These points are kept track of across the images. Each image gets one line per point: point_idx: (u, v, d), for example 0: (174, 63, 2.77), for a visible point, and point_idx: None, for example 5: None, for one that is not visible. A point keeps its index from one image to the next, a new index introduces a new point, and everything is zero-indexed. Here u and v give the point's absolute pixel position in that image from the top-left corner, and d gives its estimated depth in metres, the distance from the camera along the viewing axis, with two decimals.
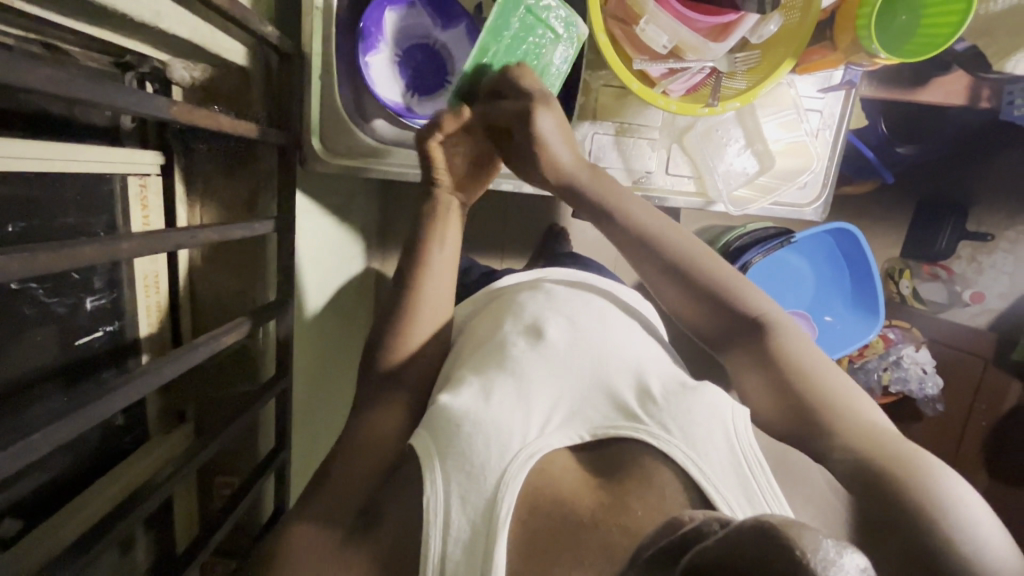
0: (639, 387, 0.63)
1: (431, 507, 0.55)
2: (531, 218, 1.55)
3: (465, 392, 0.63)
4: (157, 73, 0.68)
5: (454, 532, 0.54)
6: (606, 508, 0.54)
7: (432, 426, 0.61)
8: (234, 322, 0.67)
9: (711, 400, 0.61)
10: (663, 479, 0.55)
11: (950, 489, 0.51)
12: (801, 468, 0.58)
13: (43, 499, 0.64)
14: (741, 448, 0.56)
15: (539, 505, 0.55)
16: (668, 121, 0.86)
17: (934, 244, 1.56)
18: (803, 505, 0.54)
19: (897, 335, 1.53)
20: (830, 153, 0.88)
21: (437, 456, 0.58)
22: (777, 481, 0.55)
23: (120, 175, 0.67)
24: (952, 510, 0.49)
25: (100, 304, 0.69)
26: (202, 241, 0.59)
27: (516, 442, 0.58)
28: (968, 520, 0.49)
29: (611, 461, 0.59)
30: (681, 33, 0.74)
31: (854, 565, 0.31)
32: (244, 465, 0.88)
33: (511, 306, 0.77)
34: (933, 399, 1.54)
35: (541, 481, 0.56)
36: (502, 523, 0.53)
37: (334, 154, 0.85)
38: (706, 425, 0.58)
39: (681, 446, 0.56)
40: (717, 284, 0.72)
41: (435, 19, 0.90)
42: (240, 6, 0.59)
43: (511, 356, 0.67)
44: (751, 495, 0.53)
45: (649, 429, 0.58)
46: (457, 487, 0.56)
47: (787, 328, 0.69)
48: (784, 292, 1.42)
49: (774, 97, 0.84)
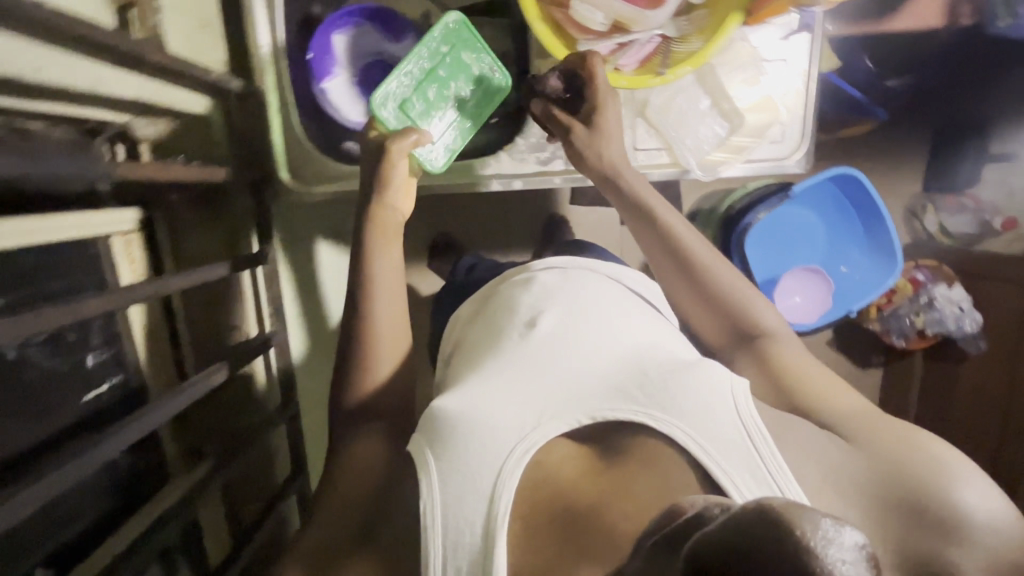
0: (636, 372, 0.63)
1: (429, 512, 0.57)
2: (529, 211, 1.55)
3: (458, 396, 0.65)
4: (122, 133, 0.73)
5: (453, 533, 0.55)
6: (608, 495, 0.55)
7: (428, 430, 0.63)
8: (216, 366, 0.69)
9: (711, 376, 0.61)
10: (664, 461, 0.55)
11: (946, 457, 0.57)
12: (804, 436, 0.59)
13: (81, 543, 0.70)
14: (745, 425, 0.57)
15: (537, 497, 0.56)
16: (628, 96, 0.83)
17: (955, 175, 1.53)
18: (809, 475, 0.55)
19: (927, 275, 1.50)
20: (805, 101, 0.85)
21: (434, 460, 0.59)
22: (781, 452, 0.55)
23: (101, 238, 0.72)
24: (944, 473, 0.55)
25: (103, 359, 0.73)
26: (186, 284, 0.62)
27: (512, 438, 0.59)
28: (960, 482, 0.55)
29: (610, 447, 0.59)
30: (616, 8, 0.73)
31: (853, 541, 0.30)
32: (264, 492, 0.91)
33: (507, 304, 0.78)
34: (974, 336, 1.46)
35: (540, 473, 0.57)
36: (501, 518, 0.54)
37: (303, 182, 0.85)
38: (707, 404, 0.58)
39: (681, 426, 0.57)
40: (697, 266, 0.74)
41: (384, 34, 0.90)
42: (171, 56, 0.61)
43: (506, 355, 0.69)
44: (757, 472, 0.54)
45: (649, 411, 0.58)
46: (453, 489, 0.57)
47: (789, 340, 0.71)
48: (796, 247, 1.37)
49: (732, 55, 0.82)
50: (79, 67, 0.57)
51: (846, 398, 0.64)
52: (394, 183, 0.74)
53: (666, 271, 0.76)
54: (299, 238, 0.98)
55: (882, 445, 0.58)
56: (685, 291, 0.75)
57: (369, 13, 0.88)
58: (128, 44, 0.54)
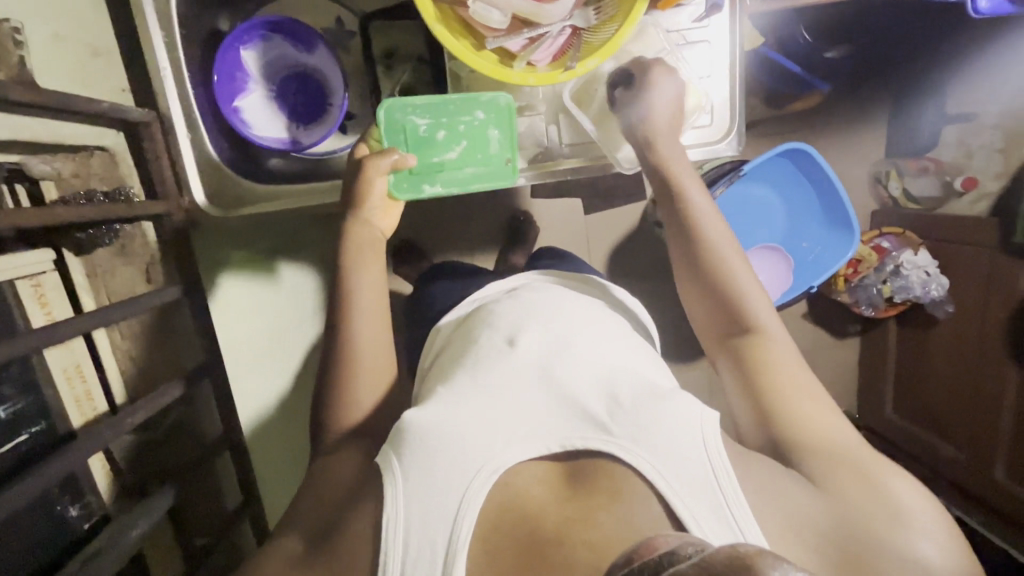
0: (608, 396, 0.64)
1: (391, 527, 0.57)
2: (489, 209, 1.53)
3: (430, 409, 0.64)
4: (17, 172, 0.70)
5: (413, 551, 0.56)
6: (570, 523, 0.56)
7: (396, 441, 0.62)
8: (167, 388, 0.76)
9: (683, 408, 0.62)
10: (630, 493, 0.57)
11: (900, 499, 0.59)
12: (764, 465, 0.61)
13: None
14: (710, 460, 0.58)
15: (500, 521, 0.57)
16: (548, 94, 0.84)
17: (915, 134, 1.51)
18: (764, 505, 0.57)
19: (892, 244, 1.51)
20: (731, 79, 0.83)
21: (401, 474, 0.59)
22: (745, 490, 0.57)
23: (6, 284, 0.69)
24: (895, 515, 0.58)
25: (16, 410, 0.71)
26: (79, 331, 0.62)
27: (481, 459, 0.59)
28: (910, 527, 0.58)
29: (578, 475, 0.60)
30: (514, 3, 0.71)
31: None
32: (213, 521, 0.90)
33: (486, 318, 0.78)
34: (941, 301, 1.47)
35: (508, 499, 0.58)
36: (462, 544, 0.55)
37: (225, 208, 0.84)
38: (678, 437, 0.59)
39: (650, 457, 0.58)
40: (709, 276, 0.74)
41: (296, 45, 0.87)
42: (43, 95, 0.58)
43: (482, 373, 0.68)
44: (714, 503, 0.56)
45: (620, 443, 0.59)
46: (418, 506, 0.57)
47: (780, 339, 0.71)
48: (755, 225, 1.36)
49: (646, 41, 0.79)
50: None
51: (819, 425, 0.65)
52: (371, 200, 0.75)
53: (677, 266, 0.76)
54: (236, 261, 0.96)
55: (851, 485, 0.59)
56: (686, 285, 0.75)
57: (276, 25, 0.85)
58: None
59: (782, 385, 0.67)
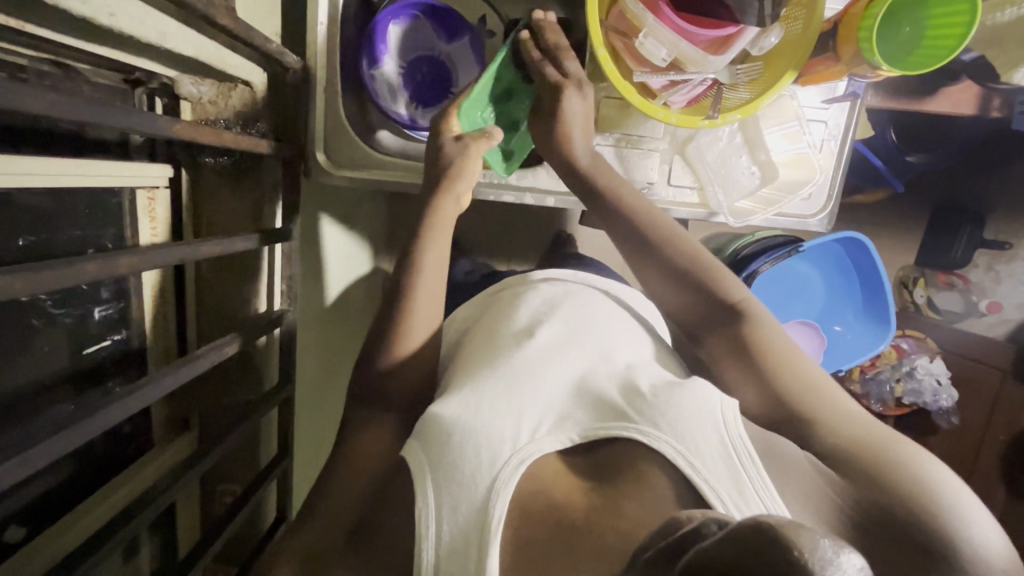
0: (630, 387, 0.62)
1: (424, 518, 0.56)
2: (538, 223, 1.47)
3: (454, 401, 0.64)
4: (166, 87, 0.70)
5: (447, 540, 0.54)
6: (599, 510, 0.54)
7: (424, 436, 0.62)
8: (226, 337, 0.66)
9: (701, 394, 0.60)
10: (655, 480, 0.54)
11: (932, 479, 0.54)
12: (792, 461, 0.57)
13: (50, 505, 0.66)
14: (733, 443, 0.55)
15: (531, 508, 0.55)
16: (669, 132, 0.85)
17: (949, 251, 1.48)
18: (797, 501, 0.53)
19: (910, 345, 1.47)
20: (836, 162, 0.88)
21: (428, 467, 0.59)
22: (768, 472, 0.54)
23: (127, 189, 0.69)
24: (932, 500, 0.52)
25: (107, 315, 0.71)
26: (205, 255, 0.59)
27: (507, 448, 0.58)
28: (955, 511, 0.52)
29: (605, 465, 0.58)
30: (680, 47, 0.74)
31: (852, 565, 0.29)
32: (248, 470, 0.90)
33: (507, 310, 0.77)
34: (947, 411, 1.48)
35: (534, 487, 0.56)
36: (494, 528, 0.53)
37: (339, 166, 0.86)
38: (699, 423, 0.57)
39: (671, 444, 0.56)
40: (703, 271, 0.73)
41: (438, 31, 0.91)
42: (243, 25, 0.60)
43: (500, 364, 0.67)
44: (744, 490, 0.53)
45: (641, 428, 0.58)
46: (447, 496, 0.56)
47: (766, 317, 0.70)
48: (795, 300, 1.39)
49: (777, 109, 0.84)
50: (150, 21, 0.56)
51: (834, 419, 0.61)
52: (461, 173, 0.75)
53: (640, 261, 0.76)
54: (319, 219, 0.97)
55: (873, 462, 0.55)
56: (662, 285, 0.75)
57: (428, 9, 0.89)
58: (206, 6, 0.52)
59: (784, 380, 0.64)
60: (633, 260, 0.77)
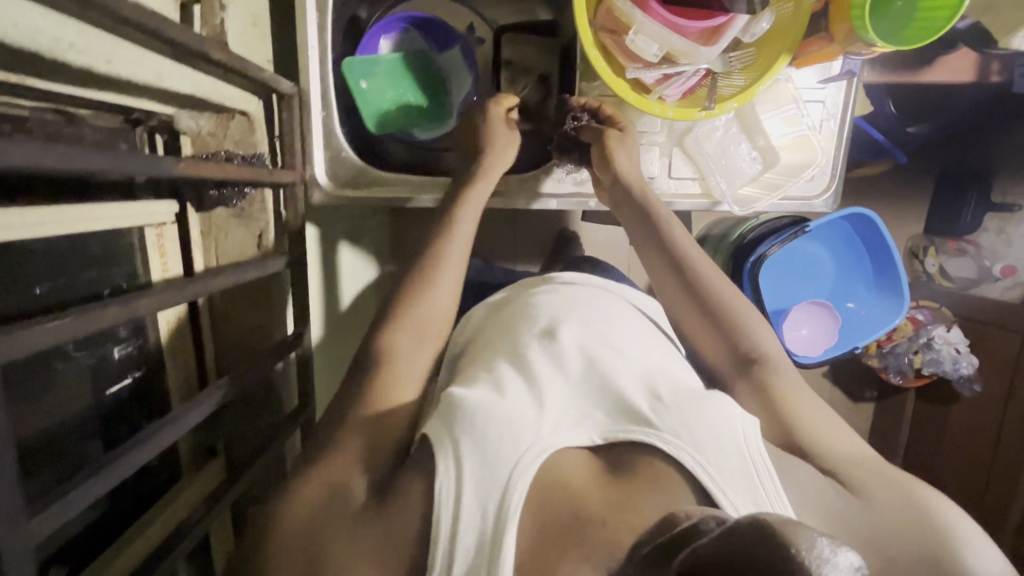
0: (651, 393, 0.62)
1: (442, 490, 0.53)
2: (540, 225, 1.47)
3: (480, 387, 0.62)
4: (165, 124, 0.71)
5: (465, 522, 0.51)
6: (613, 506, 0.53)
7: (445, 412, 0.59)
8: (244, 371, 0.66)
9: (722, 407, 0.61)
10: (668, 479, 0.54)
11: (933, 512, 0.56)
12: (806, 475, 0.58)
13: (86, 542, 0.66)
14: (753, 459, 0.55)
15: (545, 500, 0.54)
16: (666, 125, 0.86)
17: (957, 219, 1.46)
18: (811, 515, 0.54)
19: (926, 316, 1.45)
20: (837, 142, 0.87)
21: (452, 437, 0.56)
22: (785, 489, 0.54)
23: (136, 229, 0.70)
24: (936, 529, 0.54)
25: (127, 352, 0.72)
26: (219, 287, 0.59)
27: (529, 438, 0.57)
28: (953, 541, 0.54)
29: (621, 463, 0.58)
30: (671, 41, 0.74)
31: (848, 564, 0.29)
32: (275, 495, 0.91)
33: (525, 309, 0.77)
34: (971, 379, 1.44)
35: (552, 478, 0.55)
36: (512, 514, 0.51)
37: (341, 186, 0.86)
38: (718, 432, 0.57)
39: (691, 452, 0.55)
40: (717, 300, 0.75)
41: (429, 43, 0.92)
42: (237, 58, 0.60)
43: (523, 359, 0.67)
44: (759, 501, 0.53)
45: (661, 434, 0.57)
46: (470, 471, 0.53)
47: (786, 369, 0.71)
48: (804, 281, 1.38)
49: (774, 94, 0.84)
50: (147, 61, 0.56)
51: (837, 448, 0.64)
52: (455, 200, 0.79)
53: (659, 268, 0.79)
54: (325, 240, 0.97)
55: (884, 493, 0.58)
56: (677, 293, 0.77)
57: (420, 22, 0.90)
58: (201, 43, 0.53)
59: (792, 406, 0.67)
60: (650, 266, 0.80)
